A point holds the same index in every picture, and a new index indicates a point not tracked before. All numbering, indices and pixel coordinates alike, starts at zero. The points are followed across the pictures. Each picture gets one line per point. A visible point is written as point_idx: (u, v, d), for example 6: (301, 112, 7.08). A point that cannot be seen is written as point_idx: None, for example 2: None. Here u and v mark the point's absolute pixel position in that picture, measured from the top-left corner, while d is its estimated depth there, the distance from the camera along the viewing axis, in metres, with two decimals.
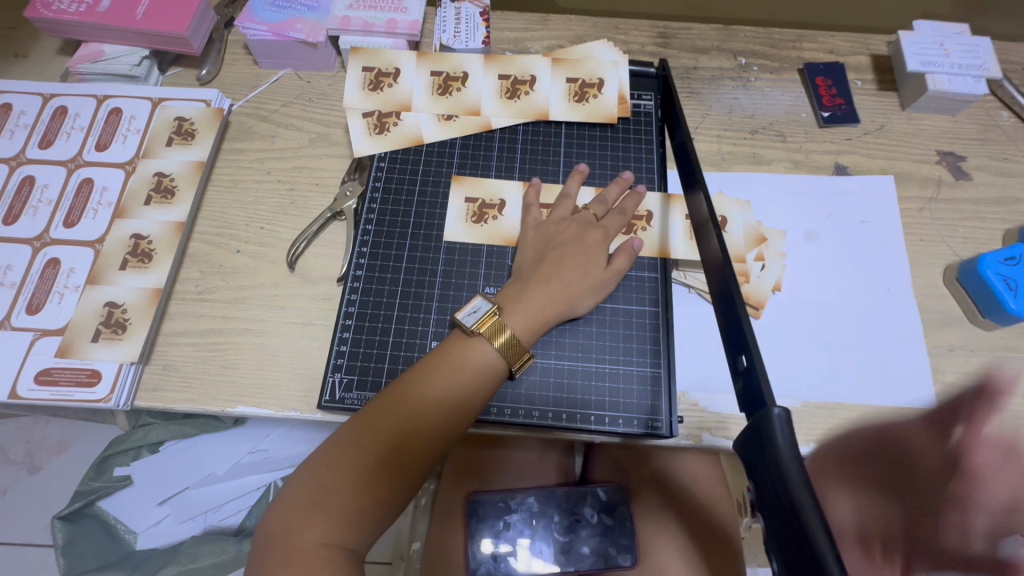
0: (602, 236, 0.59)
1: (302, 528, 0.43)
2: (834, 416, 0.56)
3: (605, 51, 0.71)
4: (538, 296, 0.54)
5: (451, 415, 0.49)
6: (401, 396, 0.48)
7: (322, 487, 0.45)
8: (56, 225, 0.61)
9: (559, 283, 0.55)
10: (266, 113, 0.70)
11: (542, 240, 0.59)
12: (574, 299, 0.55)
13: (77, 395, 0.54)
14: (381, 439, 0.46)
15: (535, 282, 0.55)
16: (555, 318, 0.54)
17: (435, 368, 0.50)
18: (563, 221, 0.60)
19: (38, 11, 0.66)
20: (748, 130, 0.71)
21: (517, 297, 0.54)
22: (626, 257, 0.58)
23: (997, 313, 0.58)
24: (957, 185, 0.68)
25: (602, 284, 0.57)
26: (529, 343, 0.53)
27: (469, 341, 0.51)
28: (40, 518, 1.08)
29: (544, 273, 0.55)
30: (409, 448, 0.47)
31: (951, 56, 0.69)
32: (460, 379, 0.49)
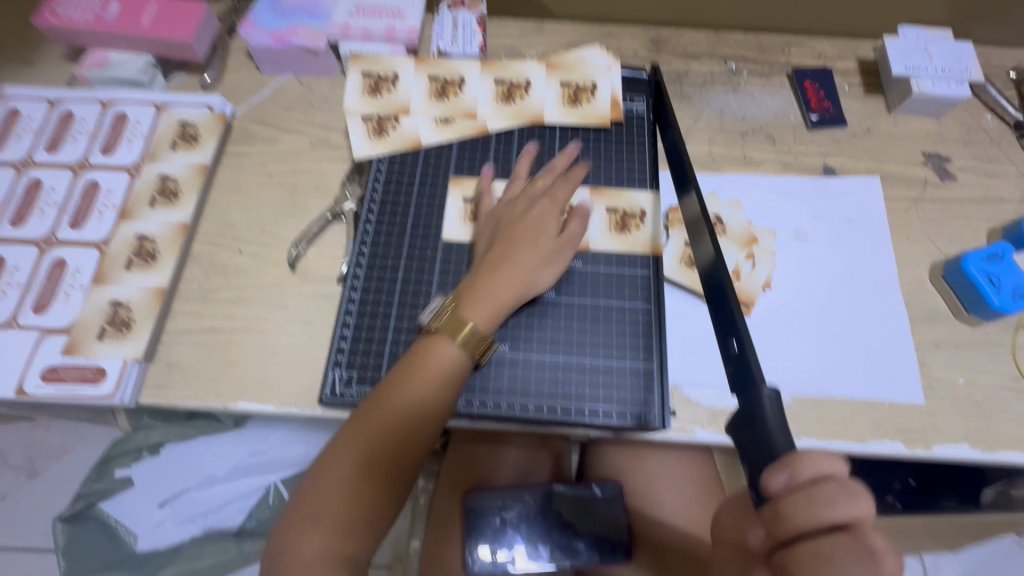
0: (547, 206, 0.60)
1: (301, 544, 0.45)
2: (823, 409, 0.58)
3: (598, 57, 0.73)
4: (491, 281, 0.55)
5: (424, 421, 0.50)
6: (373, 408, 0.49)
7: (314, 505, 0.46)
8: (63, 226, 0.63)
9: (514, 265, 0.56)
10: (269, 117, 0.71)
11: (492, 225, 0.60)
12: (530, 278, 0.57)
13: (82, 391, 0.55)
14: (362, 449, 0.48)
15: (486, 269, 0.56)
16: (516, 301, 0.56)
17: (401, 379, 0.50)
18: (510, 203, 0.61)
19: (47, 19, 0.68)
20: (738, 133, 0.73)
21: (475, 286, 0.55)
22: (578, 221, 0.61)
23: (982, 309, 0.60)
24: (942, 185, 0.70)
25: (554, 255, 0.58)
26: (492, 330, 0.54)
27: (432, 339, 0.52)
28: (40, 521, 1.08)
29: (496, 258, 0.57)
30: (386, 456, 0.48)
31: (934, 61, 0.71)
32: (431, 381, 0.50)
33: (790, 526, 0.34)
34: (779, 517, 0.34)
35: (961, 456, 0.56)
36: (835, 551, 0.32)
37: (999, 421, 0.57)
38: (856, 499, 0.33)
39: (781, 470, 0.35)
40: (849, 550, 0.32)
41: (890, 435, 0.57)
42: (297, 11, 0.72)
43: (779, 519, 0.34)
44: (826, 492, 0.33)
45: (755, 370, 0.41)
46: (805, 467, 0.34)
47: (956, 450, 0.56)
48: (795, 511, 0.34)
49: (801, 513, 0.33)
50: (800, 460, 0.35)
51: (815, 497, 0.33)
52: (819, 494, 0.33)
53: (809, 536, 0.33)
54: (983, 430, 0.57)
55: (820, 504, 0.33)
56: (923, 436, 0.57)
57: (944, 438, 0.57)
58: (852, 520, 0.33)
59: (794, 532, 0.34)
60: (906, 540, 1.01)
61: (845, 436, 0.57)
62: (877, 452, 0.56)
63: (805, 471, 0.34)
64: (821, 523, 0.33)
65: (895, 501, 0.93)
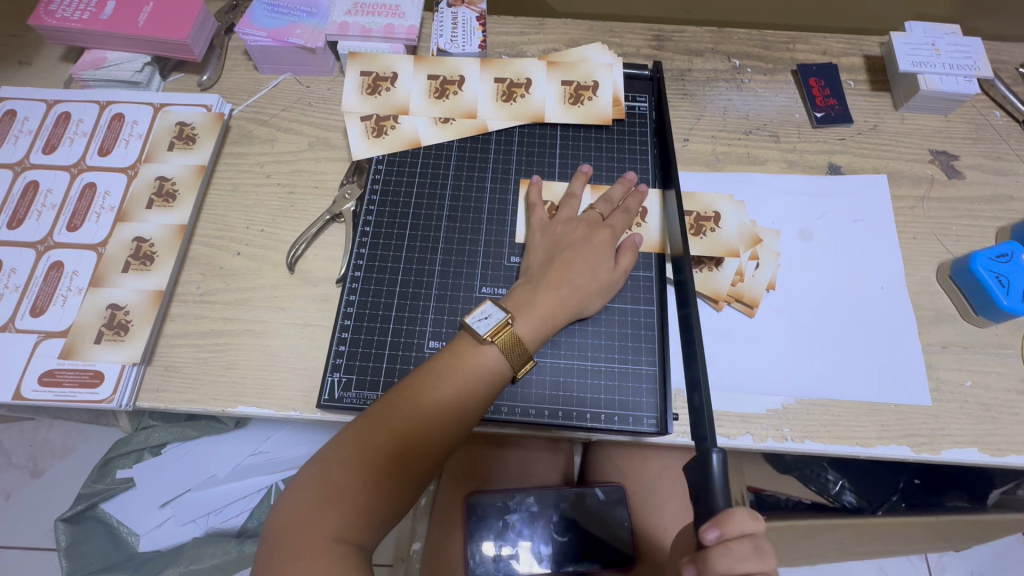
0: (609, 235, 0.59)
1: (312, 522, 0.44)
2: (828, 412, 0.57)
3: (599, 54, 0.72)
4: (547, 300, 0.54)
5: (459, 419, 0.49)
6: (414, 398, 0.49)
7: (333, 484, 0.45)
8: (60, 228, 0.62)
9: (568, 287, 0.55)
10: (266, 117, 0.71)
11: (549, 242, 0.59)
12: (582, 301, 0.56)
13: (79, 395, 0.55)
14: (392, 440, 0.47)
15: (544, 286, 0.55)
16: (564, 321, 0.55)
17: (446, 371, 0.50)
18: (570, 222, 0.60)
19: (41, 18, 0.67)
20: (742, 131, 0.72)
21: (525, 300, 0.54)
22: (632, 254, 0.59)
23: (989, 310, 0.59)
24: (950, 183, 0.69)
25: (608, 285, 0.57)
26: (533, 349, 0.53)
27: (479, 348, 0.51)
28: (44, 520, 1.09)
29: (554, 277, 0.56)
30: (418, 450, 0.48)
31: (942, 57, 0.70)
32: (470, 384, 0.50)
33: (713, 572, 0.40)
34: (705, 563, 0.41)
35: (968, 459, 0.55)
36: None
37: (1008, 425, 0.56)
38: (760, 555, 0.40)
39: (713, 526, 0.40)
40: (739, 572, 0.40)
41: (896, 439, 0.56)
42: (294, 10, 0.71)
43: (705, 565, 0.41)
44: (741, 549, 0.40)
45: (709, 430, 0.46)
46: (734, 524, 0.40)
47: (963, 454, 0.55)
48: (717, 562, 0.40)
49: (723, 563, 0.40)
50: (732, 518, 0.40)
51: (732, 551, 0.40)
52: (735, 549, 0.40)
53: None
54: (991, 433, 0.56)
55: (735, 558, 0.40)
56: (930, 439, 0.56)
57: (951, 442, 0.56)
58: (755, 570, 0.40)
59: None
60: (911, 541, 1.01)
61: (851, 440, 0.56)
62: (883, 456, 0.56)
63: (733, 530, 0.40)
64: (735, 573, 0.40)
65: (901, 501, 0.93)
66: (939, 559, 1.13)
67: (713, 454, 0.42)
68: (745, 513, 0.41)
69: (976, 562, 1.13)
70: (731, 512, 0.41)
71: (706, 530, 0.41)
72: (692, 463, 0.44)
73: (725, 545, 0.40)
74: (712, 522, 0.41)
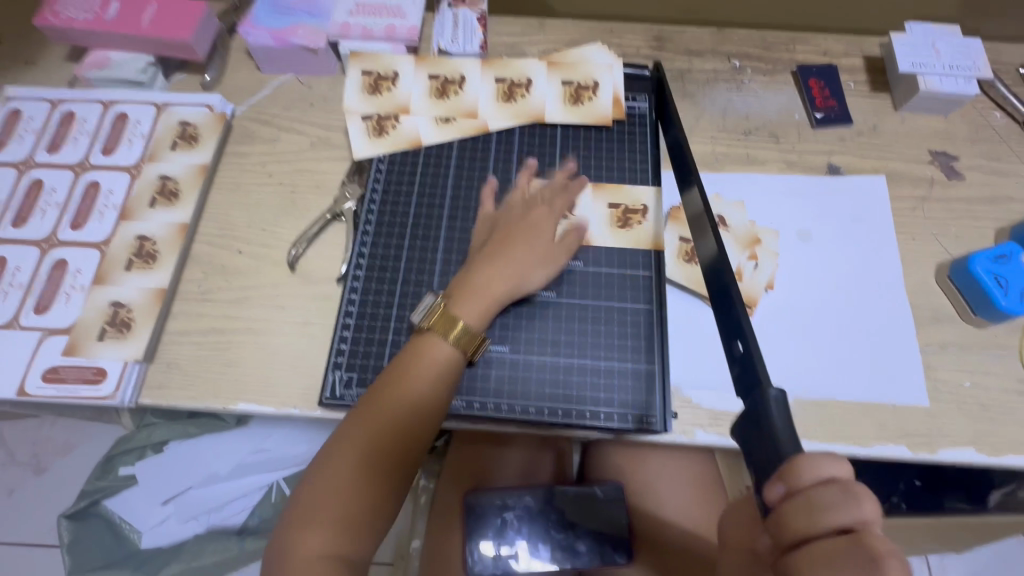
0: (546, 210, 0.61)
1: (308, 530, 0.45)
2: (825, 412, 0.57)
3: (600, 55, 0.72)
4: (487, 274, 0.55)
5: (427, 412, 0.50)
6: (381, 398, 0.49)
7: (316, 499, 0.46)
8: (64, 227, 0.63)
9: (507, 259, 0.56)
10: (268, 117, 0.71)
11: (490, 224, 0.61)
12: (522, 274, 0.56)
13: (83, 392, 0.55)
14: (361, 445, 0.48)
15: (476, 263, 0.56)
16: (507, 296, 0.55)
17: (400, 370, 0.51)
18: (512, 206, 0.61)
19: (46, 19, 0.68)
20: (741, 131, 0.72)
21: (465, 280, 0.55)
22: (577, 232, 0.61)
23: (987, 309, 0.59)
24: (950, 184, 0.69)
25: (547, 257, 0.58)
26: (480, 329, 0.54)
27: (421, 334, 0.52)
28: (46, 517, 1.09)
29: (491, 250, 0.57)
30: (393, 448, 0.48)
31: (942, 58, 0.70)
32: (427, 377, 0.50)
33: (792, 534, 0.32)
34: (780, 524, 0.33)
35: (966, 459, 0.55)
36: (843, 557, 0.30)
37: (1006, 424, 0.56)
38: (856, 501, 0.31)
39: (779, 481, 0.33)
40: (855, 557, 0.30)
41: (894, 438, 0.56)
42: (296, 10, 0.71)
43: (781, 529, 0.33)
44: (825, 498, 0.32)
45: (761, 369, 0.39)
46: (805, 473, 0.33)
47: (961, 454, 0.55)
48: (795, 519, 0.32)
49: (801, 520, 0.32)
50: (801, 466, 0.33)
51: (812, 503, 0.32)
52: (818, 497, 0.32)
53: (811, 542, 0.32)
54: (990, 433, 0.56)
55: (821, 514, 0.31)
56: (928, 439, 0.56)
57: (949, 442, 0.56)
58: (852, 521, 0.31)
59: (799, 544, 0.32)
60: (911, 541, 1.01)
61: (849, 439, 0.56)
62: (881, 455, 0.56)
63: (805, 477, 0.33)
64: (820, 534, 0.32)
65: (901, 502, 0.92)
66: (939, 561, 1.13)
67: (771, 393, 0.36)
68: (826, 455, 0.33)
69: (977, 564, 1.13)
70: (797, 459, 0.33)
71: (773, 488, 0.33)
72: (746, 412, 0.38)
73: (804, 496, 0.32)
74: (775, 476, 0.34)
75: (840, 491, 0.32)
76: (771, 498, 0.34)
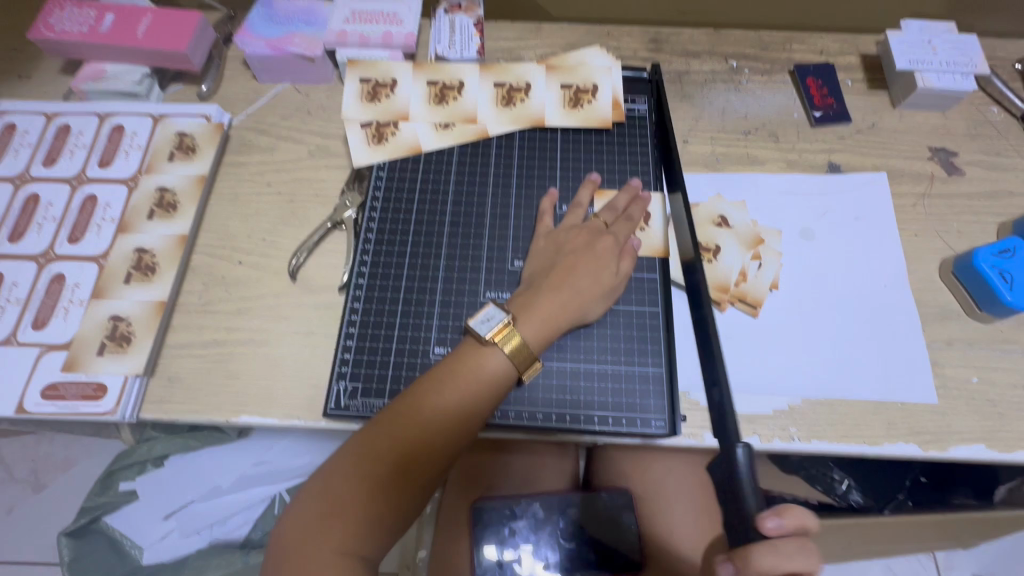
0: (611, 242, 0.59)
1: (320, 535, 0.44)
2: (834, 412, 0.57)
3: (598, 58, 0.72)
4: (549, 302, 0.54)
5: (465, 424, 0.49)
6: (414, 404, 0.49)
7: (336, 497, 0.45)
8: (61, 241, 0.62)
9: (571, 289, 0.55)
10: (266, 126, 0.71)
11: (552, 247, 0.59)
12: (584, 305, 0.55)
13: (83, 408, 0.54)
14: (395, 449, 0.47)
15: (546, 289, 0.55)
16: (566, 325, 0.55)
17: (447, 375, 0.50)
18: (572, 229, 0.60)
19: (40, 32, 0.68)
20: (741, 131, 0.72)
21: (529, 304, 0.54)
22: (629, 259, 0.59)
23: (994, 305, 0.59)
24: (950, 180, 0.69)
25: (611, 289, 0.57)
26: (538, 351, 0.53)
27: (483, 349, 0.51)
28: (46, 535, 1.08)
29: (555, 279, 0.56)
30: (421, 457, 0.47)
31: (939, 55, 0.70)
32: (472, 388, 0.49)
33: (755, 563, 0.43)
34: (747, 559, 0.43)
35: (977, 456, 0.55)
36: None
37: (1014, 420, 0.56)
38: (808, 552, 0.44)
39: (774, 515, 0.44)
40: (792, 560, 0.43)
41: (904, 437, 0.56)
42: (292, 19, 0.71)
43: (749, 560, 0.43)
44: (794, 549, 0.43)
45: (732, 426, 0.49)
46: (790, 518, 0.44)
47: (970, 451, 0.55)
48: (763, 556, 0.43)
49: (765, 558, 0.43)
50: (788, 509, 0.44)
51: (776, 545, 0.43)
52: (781, 546, 0.43)
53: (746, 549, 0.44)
54: (999, 430, 0.56)
55: (782, 553, 0.43)
56: (938, 437, 0.56)
57: (959, 439, 0.56)
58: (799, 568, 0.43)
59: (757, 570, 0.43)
60: (919, 538, 1.00)
61: (858, 439, 0.56)
62: (890, 455, 0.55)
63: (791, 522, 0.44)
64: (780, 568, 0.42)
65: (907, 499, 0.93)
66: (947, 557, 1.13)
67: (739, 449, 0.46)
68: (801, 512, 0.45)
69: (984, 560, 1.13)
70: (788, 506, 0.45)
71: (767, 520, 0.44)
72: (720, 461, 0.48)
73: (781, 538, 0.43)
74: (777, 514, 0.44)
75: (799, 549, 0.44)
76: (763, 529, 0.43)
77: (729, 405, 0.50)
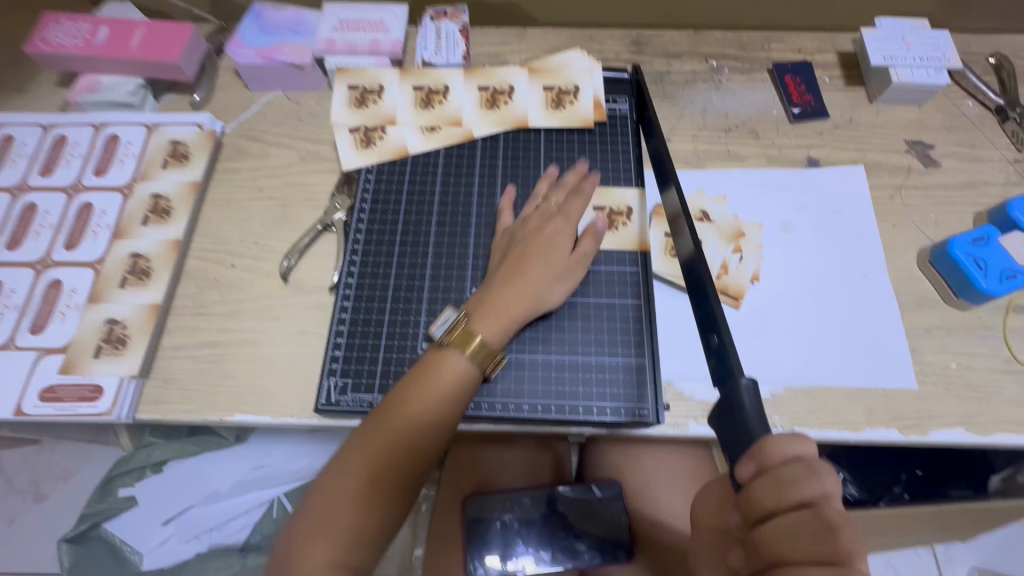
0: (564, 224, 0.60)
1: (311, 543, 0.46)
2: (816, 399, 0.58)
3: (579, 60, 0.74)
4: (505, 295, 0.55)
5: (438, 430, 0.50)
6: (385, 418, 0.50)
7: (323, 514, 0.47)
8: (58, 248, 0.64)
9: (525, 279, 0.56)
10: (258, 133, 0.72)
11: (508, 241, 0.61)
12: (542, 294, 0.57)
13: (80, 409, 0.56)
14: (370, 464, 0.48)
15: (501, 284, 0.56)
16: (526, 316, 0.56)
17: (415, 386, 0.51)
18: (526, 218, 0.62)
19: (36, 46, 0.70)
20: (722, 128, 0.74)
21: (485, 301, 0.55)
22: (591, 241, 0.60)
23: (969, 292, 0.60)
24: (927, 172, 0.70)
25: (567, 272, 0.58)
26: (499, 347, 0.54)
27: (442, 352, 0.52)
28: (46, 545, 1.08)
29: (509, 271, 0.57)
30: (396, 468, 0.49)
31: (913, 50, 0.72)
32: (440, 395, 0.50)
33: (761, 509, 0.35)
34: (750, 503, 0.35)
35: (957, 440, 0.56)
36: (799, 532, 0.33)
37: (993, 404, 0.57)
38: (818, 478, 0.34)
39: (751, 458, 0.36)
40: (812, 527, 0.33)
41: (884, 422, 0.57)
42: (282, 28, 0.73)
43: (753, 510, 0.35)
44: (790, 475, 0.34)
45: (734, 362, 0.41)
46: (773, 452, 0.35)
47: (951, 435, 0.56)
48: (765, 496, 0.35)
49: (769, 497, 0.34)
50: (768, 445, 0.35)
51: (781, 480, 0.34)
52: (784, 480, 0.34)
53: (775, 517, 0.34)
54: (978, 413, 0.57)
55: (790, 487, 0.34)
56: (918, 421, 0.57)
57: (939, 423, 0.57)
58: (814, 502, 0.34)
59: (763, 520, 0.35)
60: (915, 530, 1.01)
61: (841, 425, 0.57)
62: (873, 440, 0.56)
63: (774, 456, 0.35)
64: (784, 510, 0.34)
65: (903, 492, 0.93)
66: (946, 550, 1.13)
67: (742, 383, 0.38)
68: (784, 436, 0.36)
69: (982, 552, 1.13)
70: (767, 439, 0.36)
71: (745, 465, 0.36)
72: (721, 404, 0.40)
73: (774, 477, 0.34)
74: (746, 455, 0.36)
75: (803, 466, 0.34)
76: (745, 474, 0.36)
77: (730, 343, 0.42)
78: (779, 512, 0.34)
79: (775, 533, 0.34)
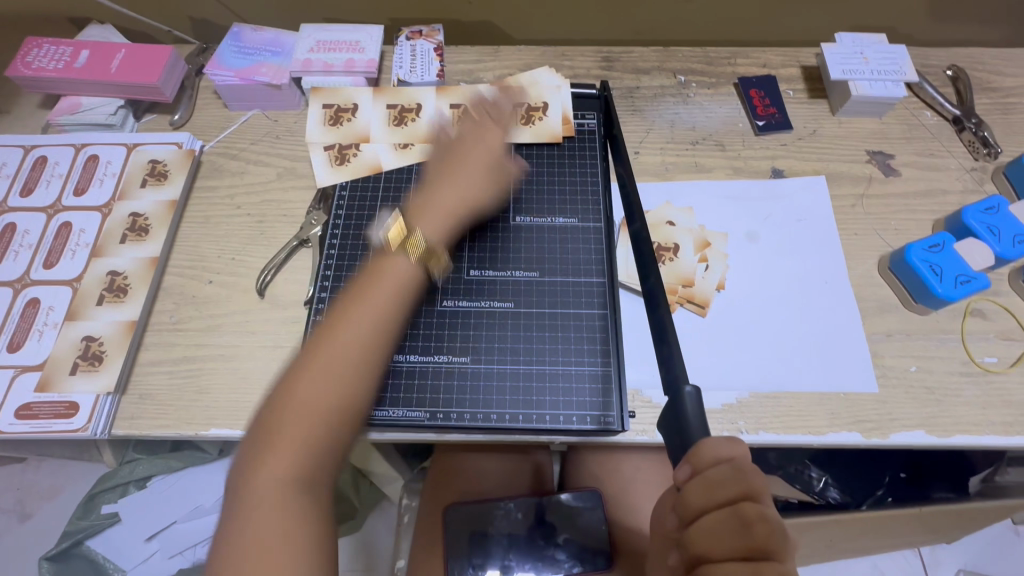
0: (499, 136, 0.66)
1: (258, 472, 0.45)
2: (780, 404, 0.59)
3: (548, 77, 0.76)
4: (446, 197, 0.60)
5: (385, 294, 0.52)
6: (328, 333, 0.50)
7: (271, 431, 0.46)
8: (36, 267, 0.65)
9: (462, 182, 0.62)
10: (236, 151, 0.74)
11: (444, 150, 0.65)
12: (480, 195, 0.62)
13: (55, 426, 0.56)
14: (317, 374, 0.48)
15: (444, 187, 0.61)
16: (464, 216, 0.61)
17: (364, 283, 0.52)
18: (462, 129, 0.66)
19: (19, 70, 0.71)
20: (689, 141, 0.76)
21: (430, 205, 0.60)
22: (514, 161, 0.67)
23: (926, 297, 0.62)
24: (887, 181, 0.73)
25: (500, 179, 0.64)
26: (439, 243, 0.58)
27: (388, 261, 0.54)
28: (30, 565, 1.08)
29: (447, 172, 0.62)
30: (340, 356, 0.48)
31: (870, 64, 0.75)
32: (388, 279, 0.52)
33: (692, 508, 0.37)
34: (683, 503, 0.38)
35: (916, 441, 0.58)
36: (723, 528, 0.36)
37: (952, 406, 0.59)
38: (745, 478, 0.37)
39: (685, 462, 0.38)
40: (732, 523, 0.36)
41: (846, 425, 0.58)
42: (260, 50, 0.75)
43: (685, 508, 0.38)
44: (718, 476, 0.37)
45: (679, 373, 0.43)
46: (705, 455, 0.37)
47: (910, 437, 0.58)
48: (694, 496, 0.37)
49: (698, 497, 0.37)
50: (702, 448, 0.38)
51: (708, 480, 0.37)
52: (712, 479, 0.37)
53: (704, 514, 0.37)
54: (937, 415, 0.58)
55: (713, 486, 0.36)
56: (879, 424, 0.58)
57: (900, 425, 0.58)
58: (734, 499, 0.36)
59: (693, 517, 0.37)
60: (898, 533, 1.02)
61: (803, 429, 0.58)
62: (835, 442, 0.58)
63: (705, 458, 0.37)
64: (710, 507, 0.37)
65: (887, 495, 0.94)
66: (932, 553, 1.14)
67: (685, 391, 0.41)
68: (718, 440, 0.38)
69: (968, 554, 1.14)
70: (701, 442, 0.38)
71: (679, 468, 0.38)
72: (668, 412, 0.43)
73: (704, 478, 0.37)
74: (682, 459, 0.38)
75: (732, 469, 0.37)
76: (680, 477, 0.38)
77: (676, 355, 0.44)
78: (705, 512, 0.37)
79: (705, 526, 0.37)
